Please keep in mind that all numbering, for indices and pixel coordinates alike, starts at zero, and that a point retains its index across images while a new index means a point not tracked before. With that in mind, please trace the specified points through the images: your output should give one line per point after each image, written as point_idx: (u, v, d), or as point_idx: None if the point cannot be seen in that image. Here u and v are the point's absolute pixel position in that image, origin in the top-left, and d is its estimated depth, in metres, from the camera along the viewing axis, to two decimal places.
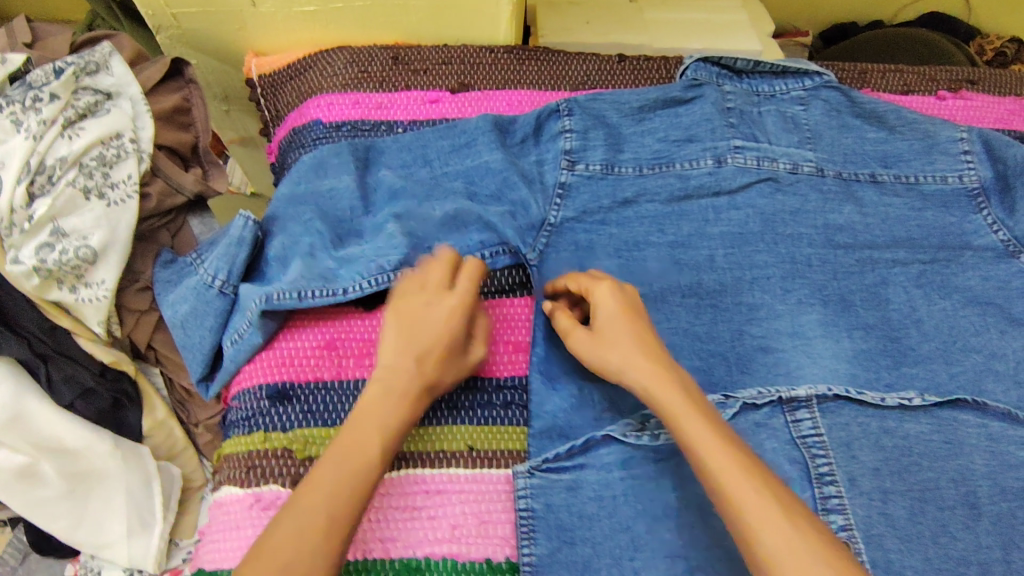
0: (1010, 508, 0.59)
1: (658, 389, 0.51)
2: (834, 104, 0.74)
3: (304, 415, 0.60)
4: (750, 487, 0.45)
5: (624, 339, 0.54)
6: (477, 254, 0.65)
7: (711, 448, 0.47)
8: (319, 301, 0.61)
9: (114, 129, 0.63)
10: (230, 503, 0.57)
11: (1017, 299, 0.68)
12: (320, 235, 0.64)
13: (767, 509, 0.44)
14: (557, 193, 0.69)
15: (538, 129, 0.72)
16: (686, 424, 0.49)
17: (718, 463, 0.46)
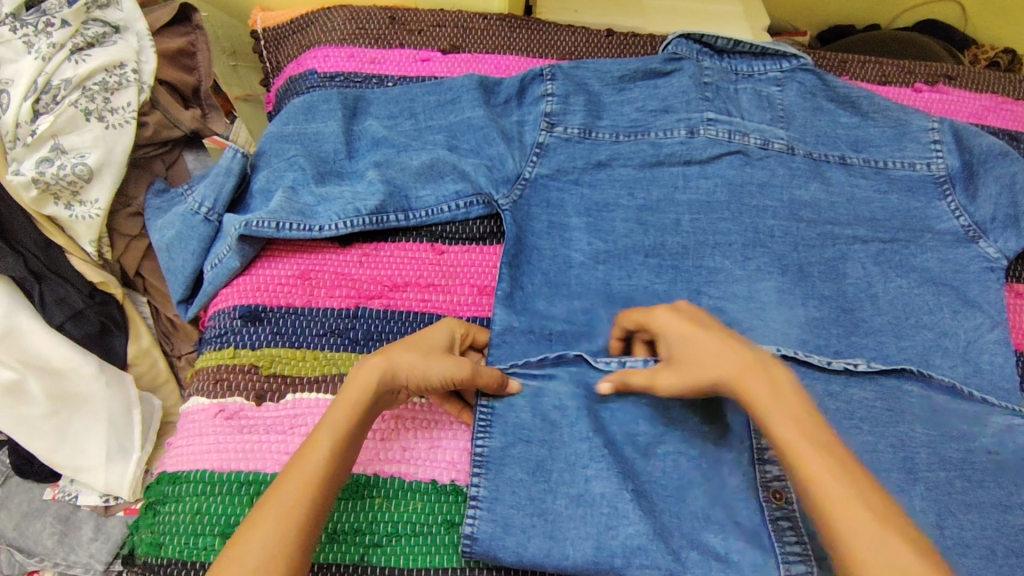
0: (946, 476, 0.61)
1: (752, 388, 0.50)
2: (809, 86, 0.77)
3: (273, 335, 0.63)
4: (843, 497, 0.45)
5: (705, 351, 0.53)
6: (452, 204, 0.68)
7: (803, 454, 0.47)
8: (295, 233, 0.64)
9: (118, 59, 0.68)
10: (195, 413, 0.60)
11: (972, 282, 0.70)
12: (303, 170, 0.67)
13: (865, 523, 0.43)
14: (534, 151, 0.71)
15: (522, 91, 0.75)
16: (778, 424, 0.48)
17: (815, 475, 0.46)
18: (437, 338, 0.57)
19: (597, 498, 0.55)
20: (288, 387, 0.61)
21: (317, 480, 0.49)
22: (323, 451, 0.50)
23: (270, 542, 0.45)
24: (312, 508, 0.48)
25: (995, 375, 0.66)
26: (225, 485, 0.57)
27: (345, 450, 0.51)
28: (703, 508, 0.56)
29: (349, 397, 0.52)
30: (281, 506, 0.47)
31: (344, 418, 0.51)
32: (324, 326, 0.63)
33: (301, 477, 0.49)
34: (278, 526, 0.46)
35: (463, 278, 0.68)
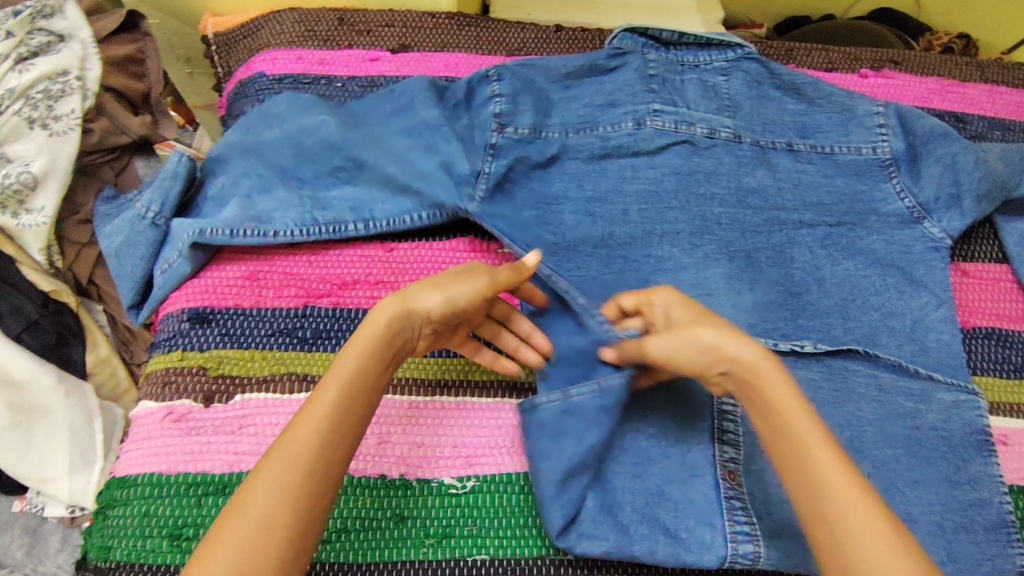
0: (893, 454, 0.62)
1: (776, 391, 0.49)
2: (753, 75, 0.78)
3: (222, 337, 0.63)
4: (862, 509, 0.43)
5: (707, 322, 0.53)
6: (410, 215, 0.68)
7: (824, 459, 0.45)
8: (250, 239, 0.65)
9: (61, 67, 0.70)
10: (144, 417, 0.60)
11: (918, 263, 0.71)
12: (257, 177, 0.68)
13: (881, 531, 0.42)
14: (488, 152, 0.69)
15: (469, 94, 0.74)
16: (800, 429, 0.47)
17: (834, 482, 0.44)
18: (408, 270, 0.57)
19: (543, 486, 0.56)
20: (236, 388, 0.61)
21: (328, 425, 0.46)
22: (331, 397, 0.48)
23: (283, 485, 0.43)
24: (324, 455, 0.45)
25: (941, 353, 0.67)
26: (173, 487, 0.57)
27: (354, 393, 0.48)
28: (658, 484, 0.57)
29: (359, 342, 0.51)
30: (286, 454, 0.45)
31: (360, 356, 0.50)
32: (274, 326, 0.64)
33: (316, 416, 0.47)
34: (285, 472, 0.44)
35: (413, 275, 0.68)
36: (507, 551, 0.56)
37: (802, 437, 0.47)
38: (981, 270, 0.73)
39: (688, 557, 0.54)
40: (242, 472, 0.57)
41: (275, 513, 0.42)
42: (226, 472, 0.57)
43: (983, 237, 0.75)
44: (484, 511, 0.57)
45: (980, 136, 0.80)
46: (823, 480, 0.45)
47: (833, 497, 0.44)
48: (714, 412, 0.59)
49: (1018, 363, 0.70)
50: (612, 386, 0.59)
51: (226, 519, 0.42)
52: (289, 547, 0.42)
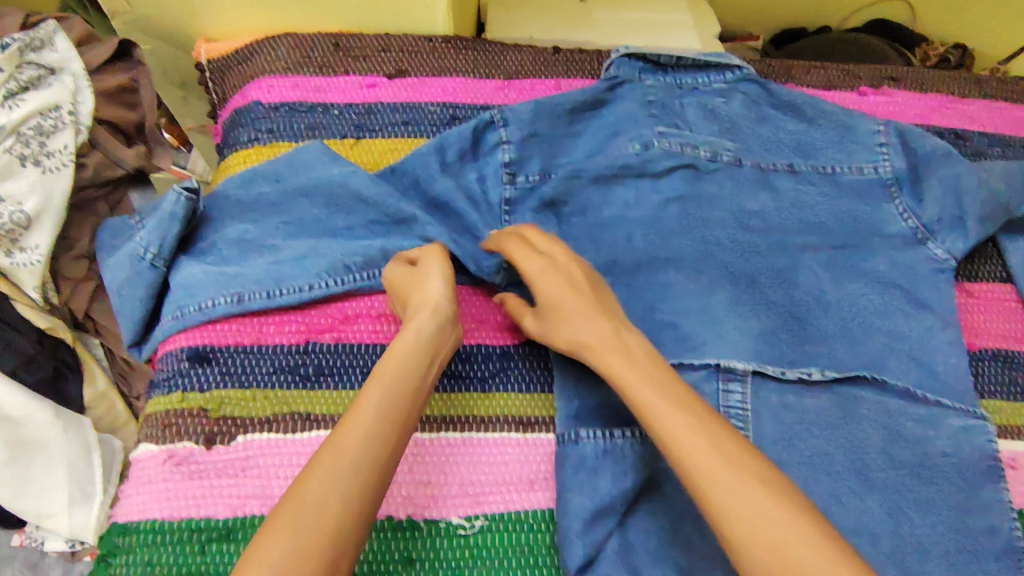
0: (903, 481, 0.61)
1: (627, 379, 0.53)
2: (752, 96, 0.78)
3: (222, 376, 0.62)
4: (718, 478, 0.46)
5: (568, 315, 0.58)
6: None
7: (683, 439, 0.48)
8: (285, 298, 0.64)
9: (53, 102, 0.69)
10: (145, 460, 0.59)
11: (923, 284, 0.70)
12: (270, 222, 0.69)
13: (741, 495, 0.45)
14: (503, 211, 0.71)
15: (476, 142, 0.73)
16: (661, 417, 0.50)
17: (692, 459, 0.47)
18: (402, 280, 0.62)
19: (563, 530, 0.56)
20: (238, 429, 0.59)
21: (375, 421, 0.49)
22: (375, 401, 0.50)
23: (339, 480, 0.46)
24: (374, 451, 0.48)
25: (948, 376, 0.67)
26: (177, 534, 0.55)
27: (398, 393, 0.51)
28: (671, 521, 0.56)
29: (397, 351, 0.54)
30: (337, 453, 0.47)
31: (401, 366, 0.53)
32: (275, 364, 0.62)
33: (364, 421, 0.49)
34: (338, 468, 0.46)
35: None
36: None
37: (662, 423, 0.49)
38: (986, 290, 0.73)
39: None
40: (247, 516, 0.56)
41: (329, 504, 0.45)
42: (230, 517, 0.56)
43: (986, 257, 0.74)
44: (493, 552, 0.56)
45: (979, 154, 0.80)
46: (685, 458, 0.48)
47: (696, 476, 0.47)
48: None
49: None
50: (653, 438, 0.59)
51: (279, 514, 0.44)
52: (341, 533, 0.44)
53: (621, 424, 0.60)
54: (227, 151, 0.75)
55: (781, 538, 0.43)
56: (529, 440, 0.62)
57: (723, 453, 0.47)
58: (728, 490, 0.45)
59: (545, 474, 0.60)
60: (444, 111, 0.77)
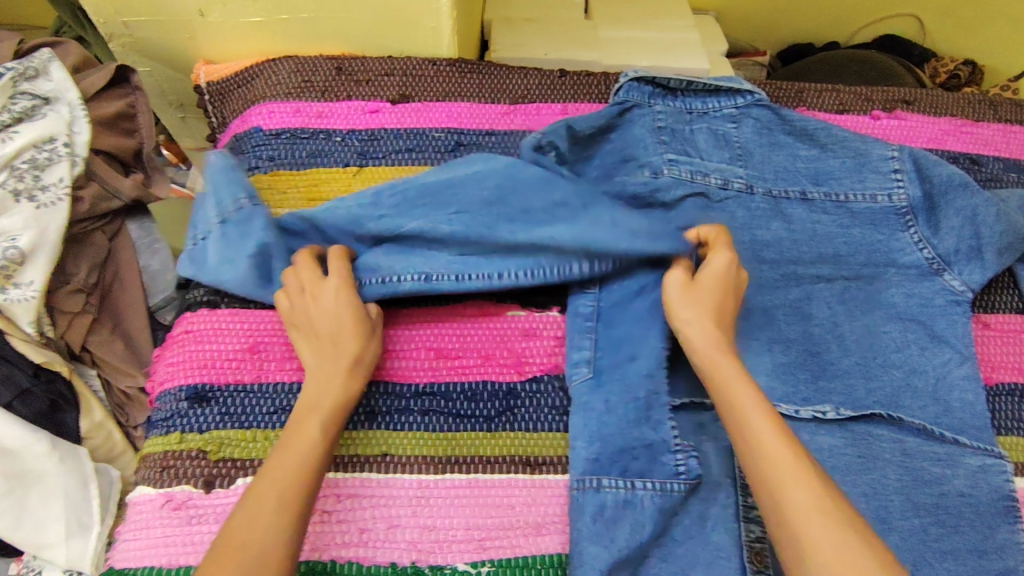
0: (920, 523, 0.60)
1: (722, 371, 0.54)
2: (764, 122, 0.76)
3: (222, 417, 0.60)
4: (792, 477, 0.47)
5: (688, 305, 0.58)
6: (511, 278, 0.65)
7: (767, 438, 0.49)
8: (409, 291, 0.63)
9: (48, 134, 0.68)
10: (143, 503, 0.57)
11: (939, 316, 0.69)
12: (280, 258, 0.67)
13: (811, 500, 0.46)
14: None
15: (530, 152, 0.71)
16: (744, 410, 0.52)
17: (770, 453, 0.49)
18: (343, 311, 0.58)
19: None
20: (239, 471, 0.58)
21: (299, 456, 0.50)
22: (316, 430, 0.52)
23: (269, 518, 0.47)
24: (313, 480, 0.50)
25: (965, 414, 0.65)
26: None
27: (325, 430, 0.53)
28: (682, 568, 0.55)
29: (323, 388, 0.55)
30: (278, 479, 0.49)
31: (330, 404, 0.54)
32: (275, 404, 0.61)
33: (292, 456, 0.50)
34: (281, 496, 0.48)
35: (421, 342, 0.65)
36: None
37: (745, 418, 0.51)
38: (1003, 322, 0.71)
39: None
40: None
41: (260, 537, 0.46)
42: None
43: (1003, 287, 0.73)
44: None
45: (995, 180, 0.78)
46: (767, 458, 0.49)
47: (770, 472, 0.48)
48: (738, 487, 0.58)
49: None
50: (671, 488, 0.57)
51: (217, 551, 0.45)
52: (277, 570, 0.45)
53: (638, 473, 0.58)
54: None
55: (820, 547, 0.44)
56: (537, 482, 0.60)
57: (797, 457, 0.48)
58: (797, 488, 0.47)
59: (555, 518, 0.58)
60: (448, 137, 0.75)
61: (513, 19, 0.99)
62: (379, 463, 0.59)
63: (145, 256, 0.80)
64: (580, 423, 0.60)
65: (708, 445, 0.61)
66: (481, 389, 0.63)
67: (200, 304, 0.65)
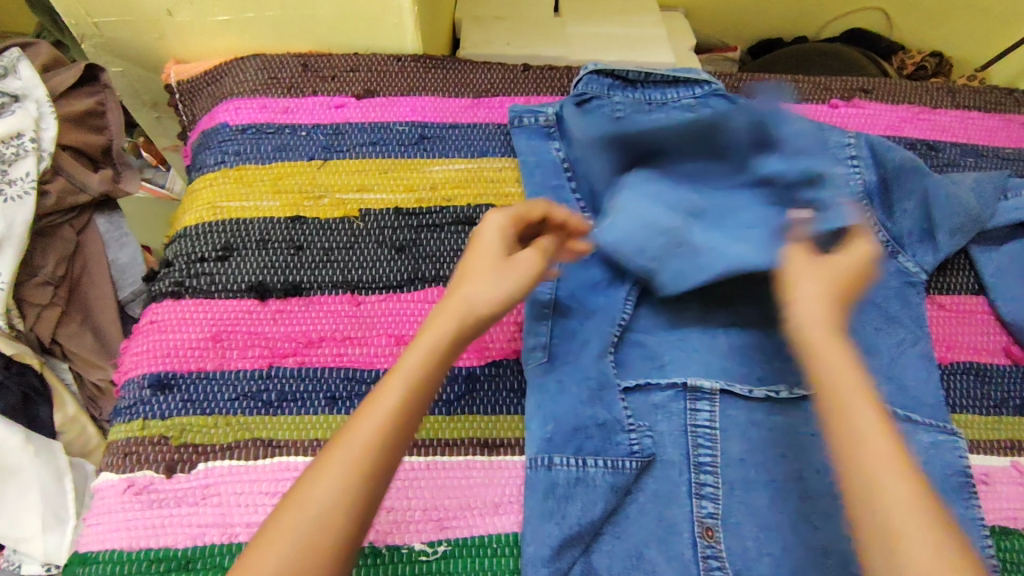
0: None
1: (836, 362, 0.51)
2: (722, 111, 0.78)
3: (184, 403, 0.61)
4: (888, 475, 0.45)
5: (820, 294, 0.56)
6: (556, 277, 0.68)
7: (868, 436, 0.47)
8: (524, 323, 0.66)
9: (16, 131, 0.72)
10: (105, 489, 0.58)
11: (893, 297, 0.70)
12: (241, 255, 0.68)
13: (907, 502, 0.44)
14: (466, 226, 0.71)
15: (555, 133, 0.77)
16: (849, 398, 0.49)
17: (866, 448, 0.46)
18: (494, 253, 0.53)
19: (531, 559, 0.55)
20: (199, 456, 0.59)
21: (380, 423, 0.45)
22: (396, 394, 0.46)
23: (339, 488, 0.43)
24: (385, 452, 0.45)
25: (919, 391, 0.66)
26: (137, 564, 0.55)
27: (416, 393, 0.47)
28: (636, 545, 0.57)
29: (425, 342, 0.49)
30: (353, 447, 0.44)
31: (422, 362, 0.48)
32: (236, 390, 0.62)
33: (374, 420, 0.45)
34: (351, 465, 0.44)
35: (380, 328, 0.66)
36: None
37: (844, 403, 0.49)
38: (957, 302, 0.72)
39: None
40: (206, 545, 0.56)
41: (327, 508, 0.42)
42: (190, 546, 0.55)
43: (959, 268, 0.74)
44: None
45: (952, 164, 0.79)
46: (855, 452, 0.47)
47: (864, 467, 0.46)
48: (691, 466, 0.60)
49: (997, 398, 0.68)
50: (625, 468, 0.59)
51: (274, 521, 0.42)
52: (337, 552, 0.42)
53: (593, 451, 0.59)
54: (195, 173, 0.75)
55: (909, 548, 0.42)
56: (493, 463, 0.61)
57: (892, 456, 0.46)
58: (889, 490, 0.44)
59: (511, 497, 0.60)
60: (411, 130, 0.76)
61: (483, 18, 1.01)
62: None
63: (114, 249, 0.84)
64: (536, 407, 0.62)
65: (662, 424, 0.62)
66: None
67: (164, 295, 0.66)
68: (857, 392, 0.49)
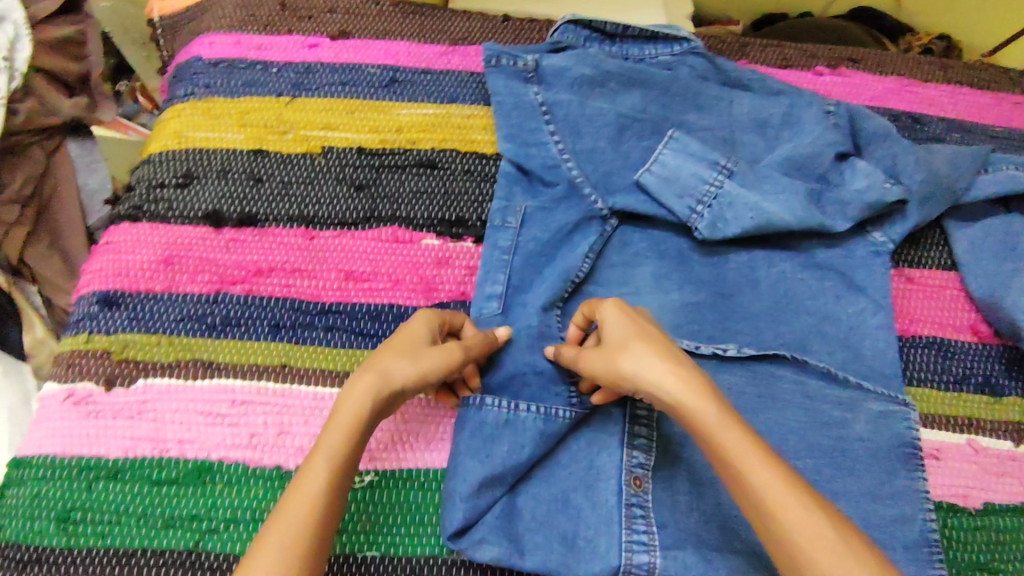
0: (813, 463, 0.60)
1: (694, 407, 0.49)
2: (700, 70, 0.76)
3: (130, 320, 0.62)
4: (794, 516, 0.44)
5: (637, 348, 0.52)
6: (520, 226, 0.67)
7: (758, 475, 0.46)
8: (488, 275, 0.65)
9: None
10: (46, 399, 0.59)
11: (859, 267, 0.68)
12: (201, 182, 0.69)
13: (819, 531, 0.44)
14: (428, 168, 0.71)
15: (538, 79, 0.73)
16: (722, 436, 0.47)
17: (763, 487, 0.45)
18: (425, 340, 0.55)
19: (455, 496, 0.55)
20: (139, 372, 0.60)
21: (307, 509, 0.46)
22: (320, 479, 0.48)
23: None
24: (316, 544, 0.46)
25: (876, 361, 0.64)
26: (68, 471, 0.56)
27: (340, 474, 0.48)
28: (563, 490, 0.56)
29: (343, 419, 0.50)
30: (280, 545, 0.44)
31: (341, 441, 0.49)
32: (183, 311, 0.62)
33: (299, 507, 0.46)
34: (282, 552, 0.44)
35: (331, 263, 0.66)
36: (399, 547, 0.55)
37: (725, 449, 0.47)
38: (926, 277, 0.70)
39: (581, 566, 0.53)
40: (137, 458, 0.56)
41: None
42: (120, 457, 0.56)
43: (931, 242, 0.71)
44: (379, 507, 0.56)
45: (936, 139, 0.77)
46: (755, 496, 0.45)
47: (767, 512, 0.45)
48: (627, 415, 0.58)
49: (958, 375, 0.66)
50: (557, 413, 0.58)
51: None
52: None
53: (528, 396, 0.59)
54: (167, 103, 0.75)
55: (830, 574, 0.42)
56: (430, 401, 0.61)
57: (787, 481, 0.46)
58: (796, 522, 0.44)
59: (444, 435, 0.59)
60: (383, 73, 0.76)
61: None
62: (272, 372, 0.60)
63: (84, 174, 0.87)
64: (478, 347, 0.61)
65: None
66: (381, 309, 0.64)
67: (122, 218, 0.67)
68: (726, 426, 0.48)
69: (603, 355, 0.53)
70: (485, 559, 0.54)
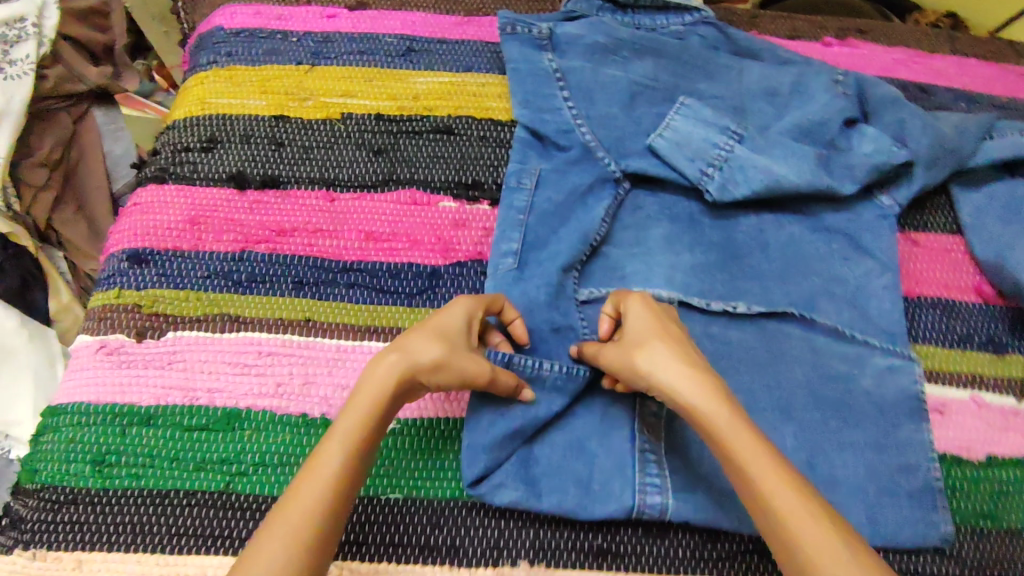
0: (821, 415, 0.61)
1: (704, 406, 0.50)
2: (710, 40, 0.77)
3: (158, 277, 0.64)
4: (791, 511, 0.45)
5: (655, 349, 0.53)
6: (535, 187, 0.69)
7: (760, 472, 0.47)
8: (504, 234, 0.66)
9: (19, 15, 0.79)
10: (80, 350, 0.61)
11: (866, 230, 0.70)
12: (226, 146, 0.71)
13: (819, 530, 0.44)
14: (445, 132, 0.73)
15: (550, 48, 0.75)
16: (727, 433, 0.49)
17: (763, 483, 0.46)
18: (454, 329, 0.55)
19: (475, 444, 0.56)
20: (169, 325, 0.62)
21: (319, 493, 0.45)
22: (335, 463, 0.47)
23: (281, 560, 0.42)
24: (325, 530, 0.45)
25: (882, 319, 0.66)
26: (102, 418, 0.58)
27: (356, 462, 0.48)
28: (578, 438, 0.58)
29: (365, 405, 0.50)
30: (288, 526, 0.44)
31: (359, 429, 0.49)
32: (209, 268, 0.64)
33: (313, 490, 0.46)
34: (287, 536, 0.43)
35: (351, 224, 0.68)
36: (421, 491, 0.57)
37: (730, 444, 0.48)
38: (932, 241, 0.72)
39: (597, 508, 0.56)
40: (168, 405, 0.59)
41: None
42: (152, 405, 0.59)
43: (937, 207, 0.73)
44: (401, 453, 0.58)
45: (943, 108, 0.78)
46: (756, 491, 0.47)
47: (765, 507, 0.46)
48: None
49: (963, 334, 0.68)
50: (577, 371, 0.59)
51: None
52: None
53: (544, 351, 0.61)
54: (189, 72, 0.78)
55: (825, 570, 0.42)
56: None
57: (790, 479, 0.46)
58: (794, 518, 0.45)
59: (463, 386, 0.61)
60: (400, 43, 0.78)
61: None
62: (295, 325, 0.62)
63: (109, 142, 0.91)
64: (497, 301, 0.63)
65: None
66: (401, 267, 0.66)
67: (148, 180, 0.69)
68: (733, 425, 0.49)
69: (622, 350, 0.55)
70: (504, 501, 0.55)
